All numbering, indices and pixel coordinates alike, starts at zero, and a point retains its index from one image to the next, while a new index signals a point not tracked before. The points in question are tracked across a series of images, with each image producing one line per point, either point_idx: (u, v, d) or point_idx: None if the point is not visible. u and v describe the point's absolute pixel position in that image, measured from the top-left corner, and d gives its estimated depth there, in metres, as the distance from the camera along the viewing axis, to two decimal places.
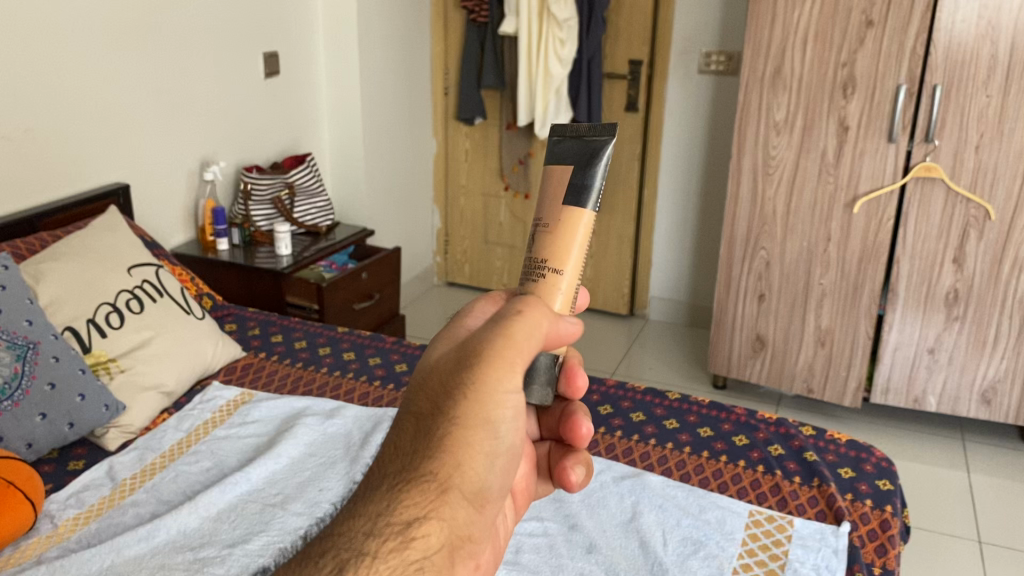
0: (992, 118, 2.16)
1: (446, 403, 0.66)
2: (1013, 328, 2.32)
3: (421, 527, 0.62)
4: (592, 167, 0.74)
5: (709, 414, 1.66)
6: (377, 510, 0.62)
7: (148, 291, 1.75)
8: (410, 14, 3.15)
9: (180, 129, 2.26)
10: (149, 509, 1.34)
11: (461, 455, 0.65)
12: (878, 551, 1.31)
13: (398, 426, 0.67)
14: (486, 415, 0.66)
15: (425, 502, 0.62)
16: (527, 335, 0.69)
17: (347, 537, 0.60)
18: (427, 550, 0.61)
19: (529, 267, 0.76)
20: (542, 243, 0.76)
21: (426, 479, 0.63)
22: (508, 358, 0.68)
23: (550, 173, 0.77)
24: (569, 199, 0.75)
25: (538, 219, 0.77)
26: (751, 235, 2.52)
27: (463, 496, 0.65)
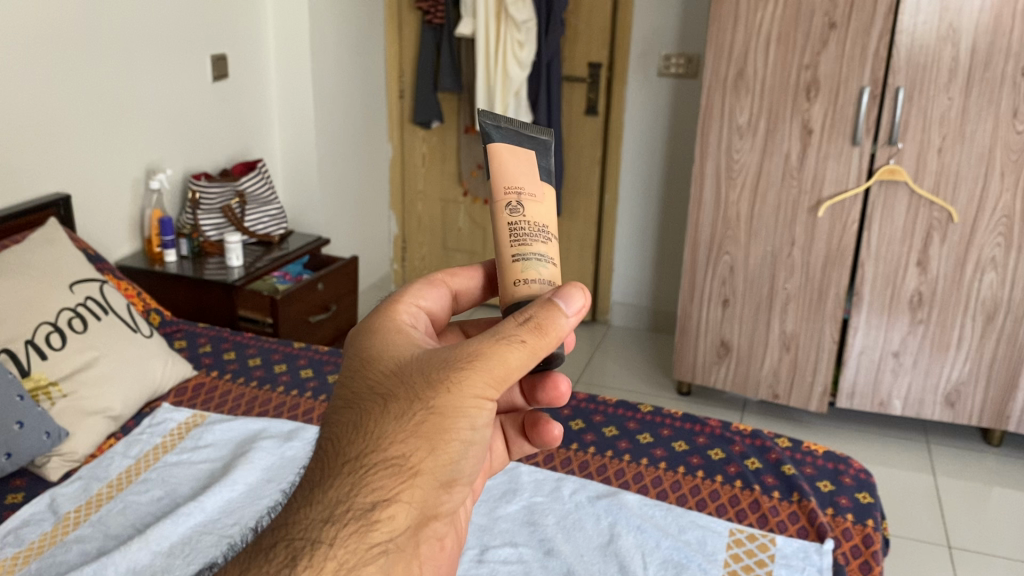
0: (954, 120, 2.16)
1: (425, 394, 0.66)
2: (977, 330, 2.32)
3: (387, 509, 0.64)
4: (547, 152, 0.81)
5: (683, 427, 1.62)
6: (338, 496, 0.64)
7: (91, 309, 1.65)
8: (363, 14, 3.06)
9: (123, 136, 2.15)
10: (96, 546, 1.25)
11: (435, 442, 0.66)
12: (863, 568, 1.27)
13: (366, 406, 0.68)
14: (466, 407, 0.67)
15: (393, 485, 0.65)
16: (521, 365, 0.68)
17: (308, 523, 0.63)
18: (393, 532, 0.65)
19: (532, 232, 0.76)
20: (535, 213, 0.77)
21: (394, 463, 0.65)
22: (496, 377, 0.67)
23: (511, 152, 0.78)
24: (544, 175, 0.79)
25: (515, 190, 0.77)
26: (714, 239, 2.49)
27: (434, 478, 0.67)
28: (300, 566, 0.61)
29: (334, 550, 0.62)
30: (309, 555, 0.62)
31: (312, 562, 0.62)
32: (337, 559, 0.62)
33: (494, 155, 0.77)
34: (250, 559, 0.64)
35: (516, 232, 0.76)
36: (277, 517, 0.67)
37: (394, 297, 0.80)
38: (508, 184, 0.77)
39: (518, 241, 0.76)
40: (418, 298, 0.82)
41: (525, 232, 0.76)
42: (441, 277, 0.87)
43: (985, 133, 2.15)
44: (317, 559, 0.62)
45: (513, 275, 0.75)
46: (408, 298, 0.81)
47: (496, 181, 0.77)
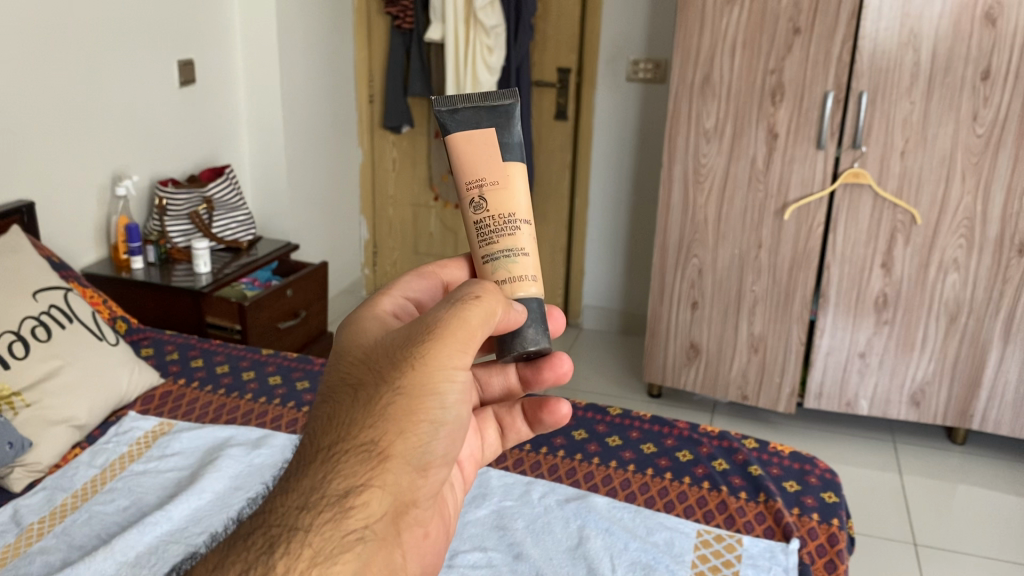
0: (916, 124, 2.19)
1: (392, 374, 0.68)
2: (940, 330, 2.36)
3: (360, 495, 0.64)
4: (508, 125, 0.82)
5: (651, 429, 1.63)
6: (311, 485, 0.64)
7: (55, 318, 1.63)
8: (332, 19, 3.06)
9: (88, 142, 2.13)
10: (60, 557, 1.23)
11: (404, 424, 0.67)
12: (828, 567, 1.29)
13: (336, 400, 0.69)
14: (432, 385, 0.68)
15: (364, 471, 0.65)
16: (482, 323, 0.71)
17: (283, 512, 0.63)
18: (369, 518, 0.64)
19: (497, 226, 0.80)
20: (500, 203, 0.80)
21: (365, 449, 0.65)
22: (460, 338, 0.69)
23: (468, 143, 0.81)
24: (505, 157, 0.81)
25: (477, 185, 0.81)
26: (683, 243, 2.51)
27: (407, 462, 0.67)
28: (276, 552, 0.60)
29: (310, 536, 0.61)
30: (283, 543, 0.61)
31: (288, 549, 0.60)
32: (313, 546, 0.61)
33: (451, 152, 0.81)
34: (226, 551, 0.63)
35: (482, 230, 0.80)
36: (256, 512, 0.66)
37: (379, 291, 0.84)
38: (470, 180, 0.81)
39: (485, 240, 0.80)
40: (407, 289, 0.86)
41: (490, 229, 0.80)
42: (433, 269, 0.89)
43: (947, 136, 2.19)
44: (293, 547, 0.61)
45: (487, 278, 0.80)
46: (397, 290, 0.84)
47: (459, 181, 0.81)
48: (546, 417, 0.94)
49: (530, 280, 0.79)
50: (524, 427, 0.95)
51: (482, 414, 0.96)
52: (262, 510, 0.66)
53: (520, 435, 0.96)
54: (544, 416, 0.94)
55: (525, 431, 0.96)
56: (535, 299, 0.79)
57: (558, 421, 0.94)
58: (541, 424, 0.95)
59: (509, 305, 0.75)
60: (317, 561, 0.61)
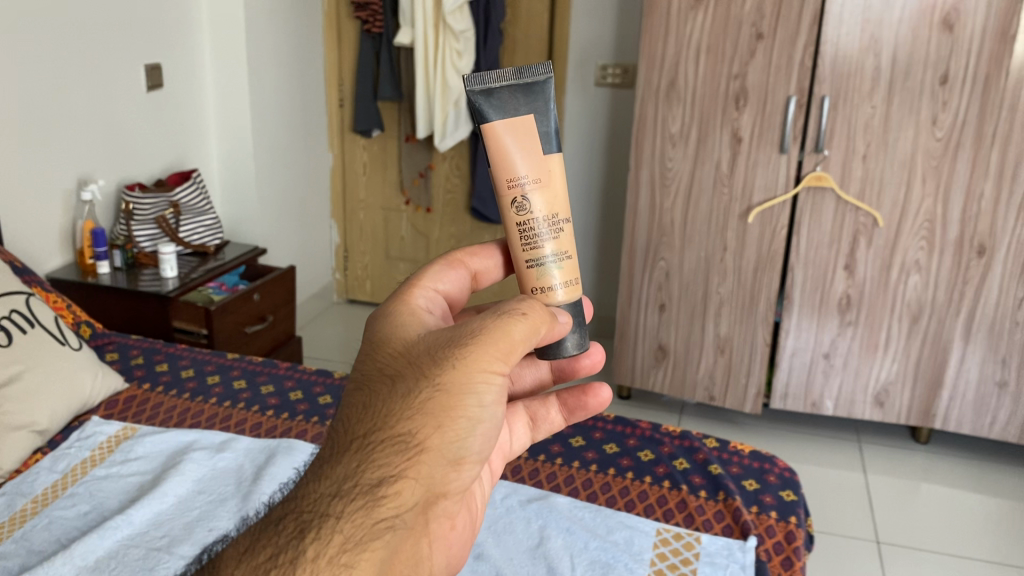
0: (877, 128, 2.23)
1: (432, 371, 0.68)
2: (902, 330, 2.40)
3: (393, 485, 0.65)
4: (544, 109, 0.79)
5: (614, 429, 1.65)
6: (346, 472, 0.65)
7: (17, 322, 1.62)
8: (302, 23, 3.06)
9: (54, 146, 2.12)
10: (18, 562, 1.23)
11: (440, 419, 0.67)
12: (784, 564, 1.31)
13: (374, 387, 0.70)
14: (472, 384, 0.68)
15: (400, 461, 0.65)
16: (525, 339, 0.70)
17: (316, 496, 0.64)
18: (400, 508, 0.66)
19: (541, 229, 0.78)
20: (542, 203, 0.78)
21: (401, 441, 0.66)
22: (503, 348, 0.69)
23: (509, 131, 0.78)
24: (546, 149, 0.78)
25: (519, 183, 0.78)
26: (650, 245, 2.54)
27: (441, 456, 0.68)
28: (306, 538, 0.62)
29: (342, 523, 0.63)
30: (315, 528, 0.62)
31: (319, 534, 0.62)
32: (344, 532, 0.63)
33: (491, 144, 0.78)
34: (259, 534, 0.66)
35: (526, 232, 0.78)
36: (290, 492, 0.67)
37: (411, 282, 0.83)
38: (511, 178, 0.78)
39: (530, 243, 0.79)
40: (436, 282, 0.86)
41: (534, 231, 0.78)
42: (460, 258, 0.89)
43: (907, 140, 2.22)
44: (325, 532, 0.62)
45: (531, 281, 0.79)
46: (425, 282, 0.84)
47: (498, 175, 0.78)
48: (585, 405, 0.96)
49: (571, 286, 0.80)
50: (560, 416, 0.95)
51: (513, 408, 0.95)
52: (296, 491, 0.67)
53: (554, 426, 0.96)
54: (582, 404, 0.95)
55: (558, 422, 0.96)
56: (575, 304, 0.80)
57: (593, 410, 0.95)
58: (578, 413, 0.96)
59: (551, 325, 0.74)
60: (347, 547, 0.62)
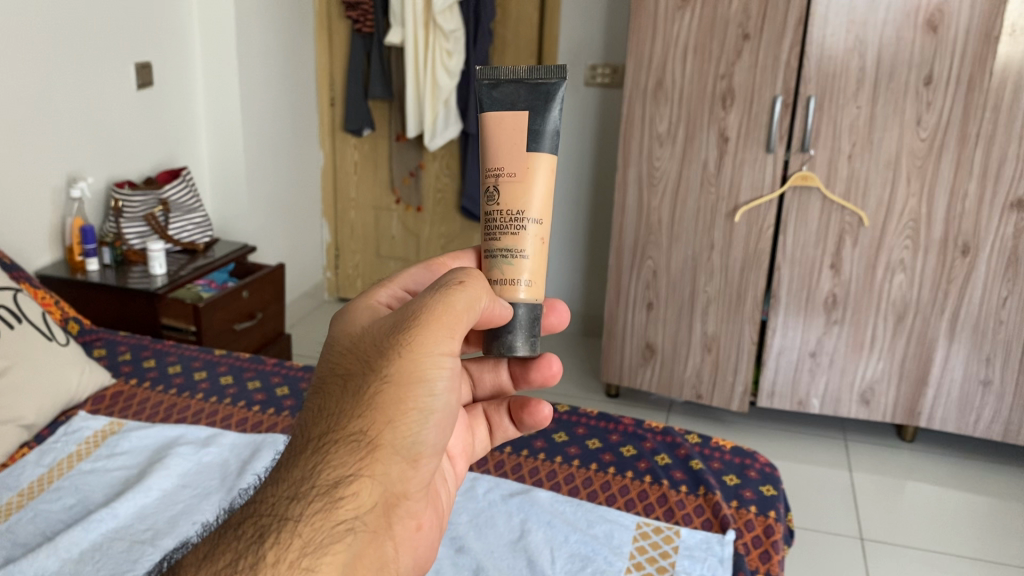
0: (862, 128, 2.25)
1: (379, 364, 0.70)
2: (888, 328, 2.41)
3: (350, 486, 0.67)
4: (545, 110, 0.79)
5: (597, 425, 1.67)
6: (302, 475, 0.67)
7: (5, 318, 1.64)
8: (293, 23, 3.07)
9: (43, 143, 2.13)
10: (3, 554, 1.24)
11: (392, 414, 0.69)
12: (762, 557, 1.32)
13: (327, 389, 0.72)
14: (420, 373, 0.70)
15: (355, 461, 0.67)
16: (468, 308, 0.72)
17: (274, 501, 0.66)
18: (359, 509, 0.67)
19: (503, 222, 0.79)
20: (511, 198, 0.79)
21: (354, 439, 0.68)
22: (446, 325, 0.71)
23: (501, 122, 0.80)
24: (531, 147, 0.79)
25: (495, 172, 0.80)
26: (638, 244, 2.55)
27: (396, 452, 0.70)
28: (266, 542, 0.64)
29: (300, 526, 0.64)
30: (273, 531, 0.64)
31: (278, 539, 0.64)
32: (303, 536, 0.64)
33: (483, 129, 0.81)
34: (217, 540, 0.67)
35: (491, 223, 0.80)
36: (248, 500, 0.69)
37: (379, 282, 0.86)
38: (491, 167, 0.80)
39: (490, 234, 0.80)
40: (409, 282, 0.87)
41: (497, 224, 0.79)
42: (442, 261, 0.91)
43: (892, 140, 2.24)
44: (283, 537, 0.64)
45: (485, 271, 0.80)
46: (398, 281, 0.86)
47: (485, 163, 0.81)
48: (526, 421, 0.96)
49: (519, 286, 0.78)
50: (511, 426, 0.97)
51: (473, 411, 0.98)
52: (253, 499, 0.69)
53: (507, 435, 0.98)
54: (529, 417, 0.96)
55: (512, 430, 0.98)
56: (529, 307, 0.79)
57: (534, 424, 0.95)
58: (524, 427, 0.97)
59: (494, 303, 0.76)
60: (307, 551, 0.64)
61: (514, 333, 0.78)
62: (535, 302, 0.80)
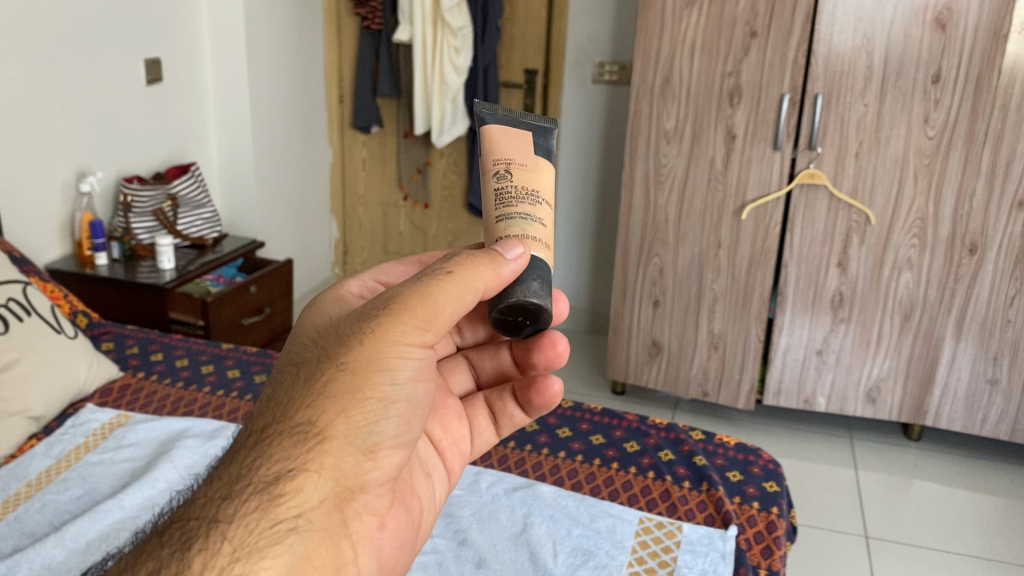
0: (869, 126, 2.25)
1: (339, 352, 0.71)
2: (895, 327, 2.41)
3: (293, 481, 0.66)
4: (546, 137, 0.87)
5: (601, 421, 1.67)
6: (238, 473, 0.66)
7: (14, 311, 1.65)
8: (301, 20, 3.08)
9: (52, 138, 2.14)
10: (11, 544, 1.26)
11: (346, 403, 0.69)
12: (764, 553, 1.33)
13: (280, 379, 0.73)
14: (381, 362, 0.71)
15: (299, 454, 0.67)
16: (451, 300, 0.73)
17: (205, 503, 0.66)
18: (302, 506, 0.66)
19: (519, 194, 0.81)
20: (525, 180, 0.82)
21: (303, 429, 0.68)
22: (420, 316, 0.72)
23: (508, 133, 0.85)
24: (538, 153, 0.85)
25: (504, 162, 0.83)
26: (645, 241, 2.55)
27: (348, 443, 0.69)
28: (192, 549, 0.62)
29: (230, 529, 0.63)
30: (203, 534, 0.63)
31: (206, 545, 0.62)
32: (234, 539, 0.63)
33: (486, 136, 0.85)
34: (138, 553, 0.65)
35: (504, 194, 0.81)
36: (182, 505, 0.68)
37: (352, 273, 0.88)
38: (499, 158, 0.83)
39: (506, 203, 0.80)
40: (378, 274, 0.90)
41: (512, 194, 0.81)
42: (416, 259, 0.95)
43: (899, 138, 2.24)
44: (212, 541, 0.62)
45: (497, 233, 0.79)
46: (368, 274, 0.89)
47: (487, 157, 0.84)
48: (534, 402, 0.95)
49: (537, 243, 0.78)
50: (519, 413, 0.97)
51: (473, 401, 0.98)
52: (188, 503, 0.68)
53: (515, 422, 0.97)
54: (531, 399, 0.95)
55: (519, 416, 0.97)
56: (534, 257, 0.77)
57: (543, 404, 0.94)
58: (532, 410, 0.97)
59: (498, 267, 0.74)
60: (238, 555, 0.62)
61: (536, 279, 0.77)
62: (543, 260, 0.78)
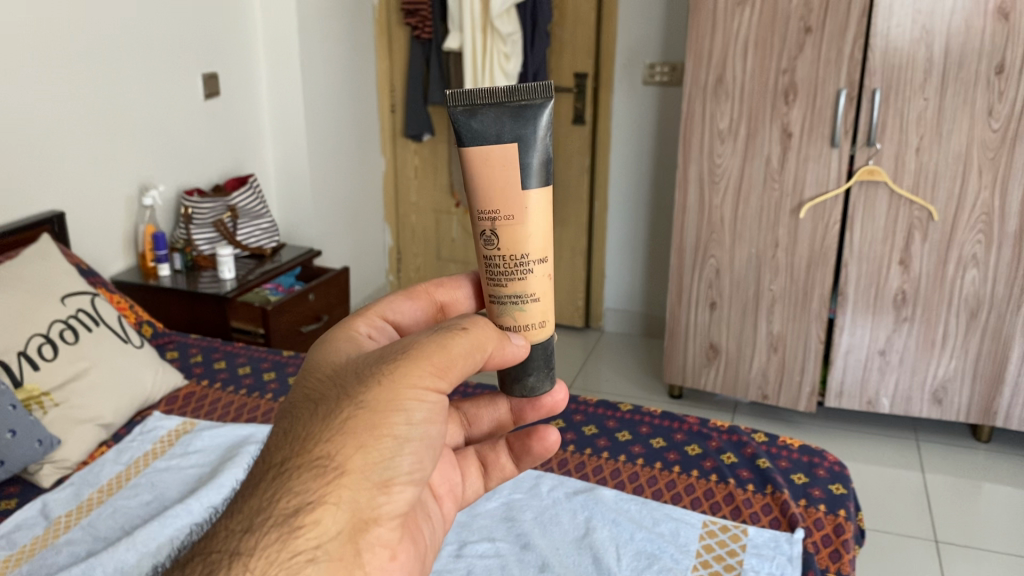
0: (930, 120, 2.19)
1: (356, 390, 0.69)
2: (961, 326, 2.35)
3: (311, 513, 0.65)
4: (531, 134, 0.73)
5: (661, 424, 1.65)
6: (259, 506, 0.66)
7: (83, 321, 1.70)
8: (354, 30, 3.13)
9: (116, 154, 2.20)
10: (85, 547, 1.29)
11: (363, 440, 0.67)
12: (833, 556, 1.30)
13: (296, 414, 0.71)
14: (399, 400, 0.69)
15: (319, 486, 0.66)
16: (466, 354, 0.71)
17: (227, 536, 0.66)
18: (321, 538, 0.65)
19: (508, 268, 0.75)
20: (511, 241, 0.74)
21: (320, 463, 0.66)
22: (436, 362, 0.70)
23: (487, 157, 0.73)
24: (525, 185, 0.73)
25: (490, 216, 0.74)
26: (700, 244, 2.54)
27: (365, 478, 0.68)
28: None
29: (252, 561, 0.63)
30: (225, 565, 0.63)
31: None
32: (256, 569, 0.62)
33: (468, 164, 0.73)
34: None
35: (494, 268, 0.75)
36: (204, 538, 0.68)
37: (364, 310, 0.86)
38: (483, 210, 0.74)
39: (494, 280, 0.76)
40: (387, 311, 0.88)
41: (500, 269, 0.75)
42: (426, 290, 0.91)
43: (962, 133, 2.18)
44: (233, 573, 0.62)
45: (494, 317, 0.77)
46: (374, 310, 0.86)
47: (473, 204, 0.75)
48: (530, 449, 0.94)
49: (535, 328, 0.77)
50: (509, 463, 0.95)
51: (463, 453, 0.95)
52: (208, 536, 0.69)
53: (504, 472, 0.95)
54: (528, 448, 0.94)
55: (509, 468, 0.95)
56: (542, 345, 0.78)
57: (542, 452, 0.93)
58: (526, 457, 0.95)
59: (504, 342, 0.74)
60: None
61: (534, 373, 0.79)
62: (548, 339, 0.79)
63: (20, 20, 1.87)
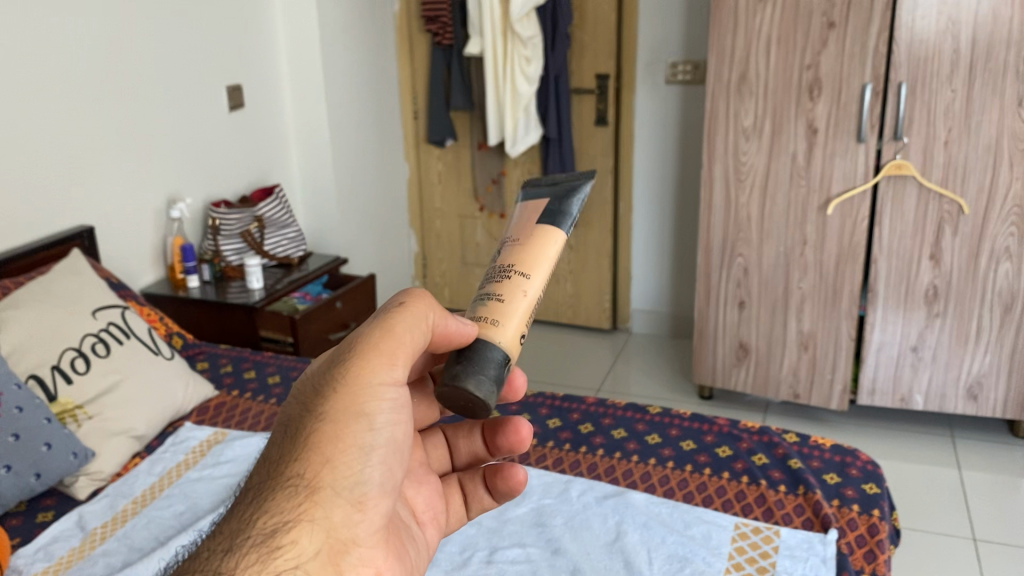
0: (958, 113, 2.16)
1: (316, 404, 0.69)
2: (995, 320, 2.31)
3: (288, 534, 0.66)
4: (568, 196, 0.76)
5: (691, 426, 1.64)
6: (237, 529, 0.66)
7: (114, 334, 1.72)
8: (375, 39, 3.14)
9: (143, 168, 2.23)
10: (120, 559, 1.30)
11: (330, 453, 0.68)
12: (867, 557, 1.28)
13: (270, 437, 0.72)
14: (359, 407, 0.69)
15: (294, 506, 0.66)
16: (410, 329, 0.71)
17: (208, 558, 0.65)
18: (299, 557, 0.65)
19: (494, 272, 0.73)
20: (507, 255, 0.73)
21: (293, 484, 0.67)
22: (384, 350, 0.70)
23: (525, 209, 0.77)
24: (543, 221, 0.74)
25: (505, 240, 0.76)
26: (727, 242, 2.52)
27: (338, 495, 0.68)
28: None
29: None
30: None
31: None
32: None
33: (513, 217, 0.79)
34: None
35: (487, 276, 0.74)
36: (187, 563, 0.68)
37: None
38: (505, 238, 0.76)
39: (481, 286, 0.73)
40: None
41: (488, 273, 0.73)
42: None
43: (992, 123, 2.15)
44: None
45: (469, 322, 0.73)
46: None
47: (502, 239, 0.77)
48: (502, 484, 0.93)
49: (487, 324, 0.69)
50: (485, 495, 0.93)
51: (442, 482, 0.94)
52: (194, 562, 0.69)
53: (482, 504, 0.94)
54: (498, 482, 0.93)
55: (487, 500, 0.94)
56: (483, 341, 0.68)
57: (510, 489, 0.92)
58: (499, 491, 0.93)
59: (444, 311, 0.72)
60: None
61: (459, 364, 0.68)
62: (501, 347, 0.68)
63: (45, 39, 1.90)
